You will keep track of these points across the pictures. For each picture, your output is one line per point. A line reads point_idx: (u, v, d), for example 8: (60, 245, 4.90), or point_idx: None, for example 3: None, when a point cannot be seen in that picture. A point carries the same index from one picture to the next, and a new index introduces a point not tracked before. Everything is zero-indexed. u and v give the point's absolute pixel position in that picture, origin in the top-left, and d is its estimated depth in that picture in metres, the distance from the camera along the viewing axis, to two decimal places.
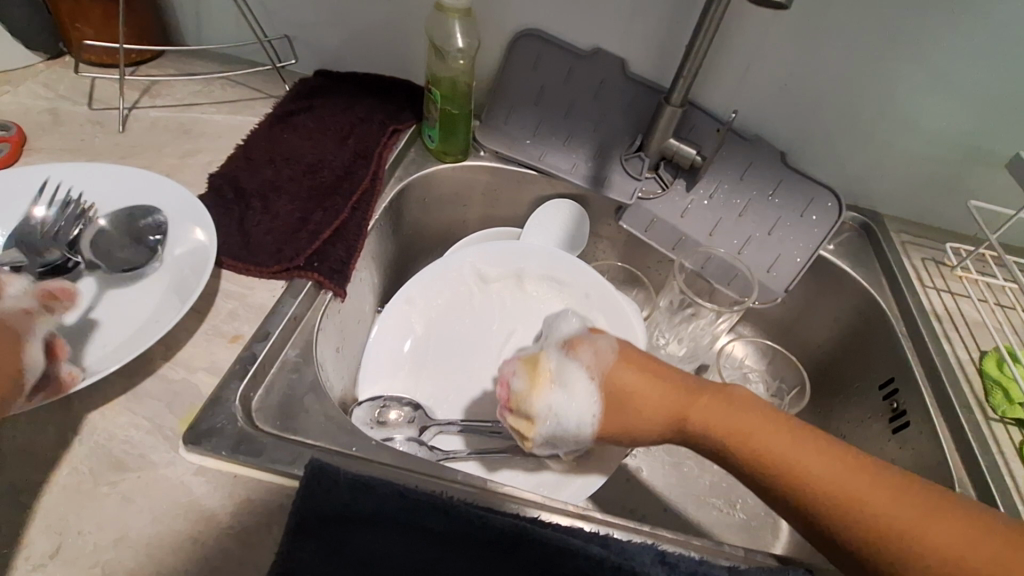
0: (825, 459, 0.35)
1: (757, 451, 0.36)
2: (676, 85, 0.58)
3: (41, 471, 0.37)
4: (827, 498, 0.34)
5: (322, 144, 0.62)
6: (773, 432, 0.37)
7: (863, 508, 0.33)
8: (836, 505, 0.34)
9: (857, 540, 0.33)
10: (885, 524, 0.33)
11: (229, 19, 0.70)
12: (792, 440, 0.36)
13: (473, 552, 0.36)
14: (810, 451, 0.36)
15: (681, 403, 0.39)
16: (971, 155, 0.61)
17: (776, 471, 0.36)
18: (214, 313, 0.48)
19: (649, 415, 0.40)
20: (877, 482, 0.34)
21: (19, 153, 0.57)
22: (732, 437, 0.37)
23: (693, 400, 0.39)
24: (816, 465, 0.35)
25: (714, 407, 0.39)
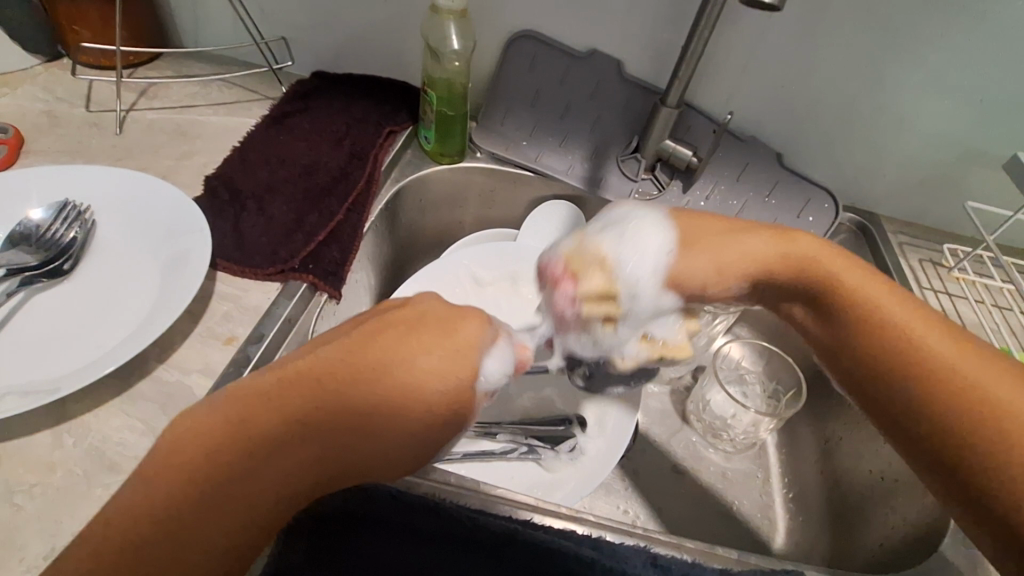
0: (942, 334, 0.38)
1: (874, 318, 0.40)
2: (671, 87, 0.58)
3: (36, 473, 0.38)
4: (935, 359, 0.37)
5: (318, 146, 0.62)
6: (883, 285, 0.41)
7: (911, 340, 0.38)
8: (926, 366, 0.37)
9: (942, 407, 0.36)
10: (924, 356, 0.38)
11: (226, 21, 0.70)
12: (891, 293, 0.41)
13: (461, 553, 0.36)
14: (920, 326, 0.39)
15: (817, 258, 0.43)
16: (968, 157, 0.61)
17: (894, 334, 0.39)
18: (209, 315, 0.48)
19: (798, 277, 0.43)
20: (983, 358, 0.37)
21: (17, 155, 0.58)
22: (854, 296, 0.41)
23: (822, 249, 0.43)
24: (932, 336, 0.38)
25: (870, 281, 0.42)
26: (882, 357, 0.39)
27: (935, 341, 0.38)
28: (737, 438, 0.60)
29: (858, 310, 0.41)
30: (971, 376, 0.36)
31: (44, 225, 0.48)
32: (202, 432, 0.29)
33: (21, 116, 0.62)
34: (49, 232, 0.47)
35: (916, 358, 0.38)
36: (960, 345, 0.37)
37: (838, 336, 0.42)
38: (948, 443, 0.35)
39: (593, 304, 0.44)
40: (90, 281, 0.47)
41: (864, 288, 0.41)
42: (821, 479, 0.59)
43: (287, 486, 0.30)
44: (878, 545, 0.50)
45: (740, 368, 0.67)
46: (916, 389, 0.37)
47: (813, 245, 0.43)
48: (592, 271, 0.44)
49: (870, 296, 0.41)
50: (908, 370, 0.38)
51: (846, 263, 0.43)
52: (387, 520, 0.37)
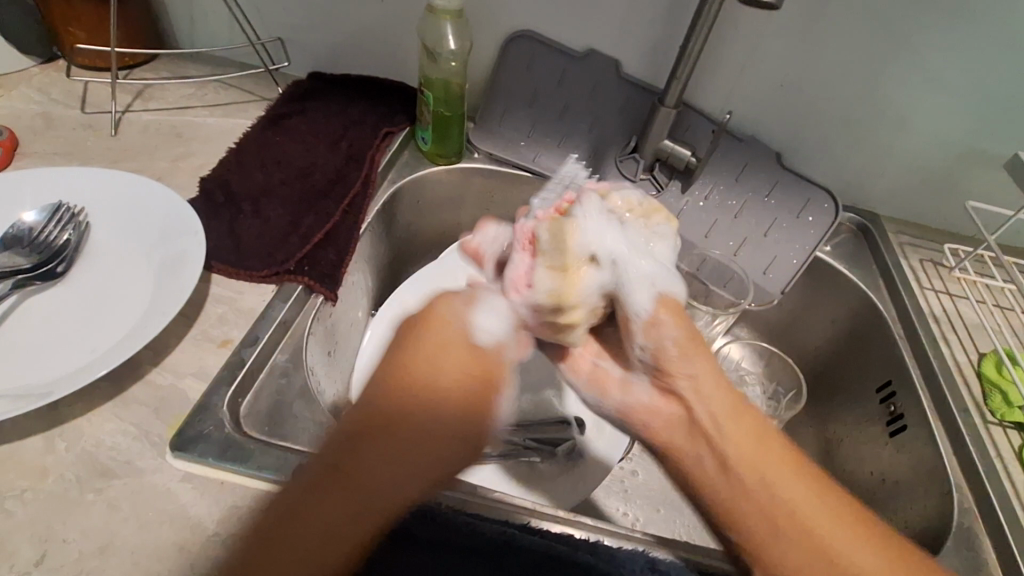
0: (812, 496, 0.36)
1: (761, 459, 0.37)
2: (669, 87, 0.58)
3: (27, 478, 0.37)
4: (803, 523, 0.35)
5: (315, 148, 0.62)
6: (732, 409, 0.39)
7: (785, 529, 0.35)
8: (789, 520, 0.35)
9: (775, 543, 0.35)
10: (798, 516, 0.35)
11: (222, 22, 0.70)
12: (754, 430, 0.38)
13: (459, 559, 0.36)
14: (786, 473, 0.37)
15: (686, 359, 0.40)
16: (969, 156, 0.61)
17: (774, 484, 0.36)
18: (204, 318, 0.48)
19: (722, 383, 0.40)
20: (869, 547, 0.35)
21: (10, 157, 0.57)
22: (734, 425, 0.38)
23: (699, 359, 0.40)
24: (793, 488, 0.36)
25: (735, 419, 0.38)
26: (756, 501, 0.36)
27: (796, 493, 0.36)
28: None
29: (706, 434, 0.38)
30: (839, 552, 0.34)
31: (37, 227, 0.47)
32: (364, 432, 0.33)
33: (16, 118, 0.62)
34: (42, 234, 0.47)
35: (792, 523, 0.35)
36: (869, 550, 0.34)
37: (679, 444, 0.39)
38: (748, 557, 0.35)
39: (552, 270, 0.41)
40: (83, 284, 0.46)
41: (741, 420, 0.38)
42: None
43: (405, 491, 0.33)
44: None
45: (740, 370, 0.66)
46: (754, 538, 0.35)
47: (703, 361, 0.40)
48: (556, 250, 0.41)
49: (727, 426, 0.38)
50: (749, 515, 0.35)
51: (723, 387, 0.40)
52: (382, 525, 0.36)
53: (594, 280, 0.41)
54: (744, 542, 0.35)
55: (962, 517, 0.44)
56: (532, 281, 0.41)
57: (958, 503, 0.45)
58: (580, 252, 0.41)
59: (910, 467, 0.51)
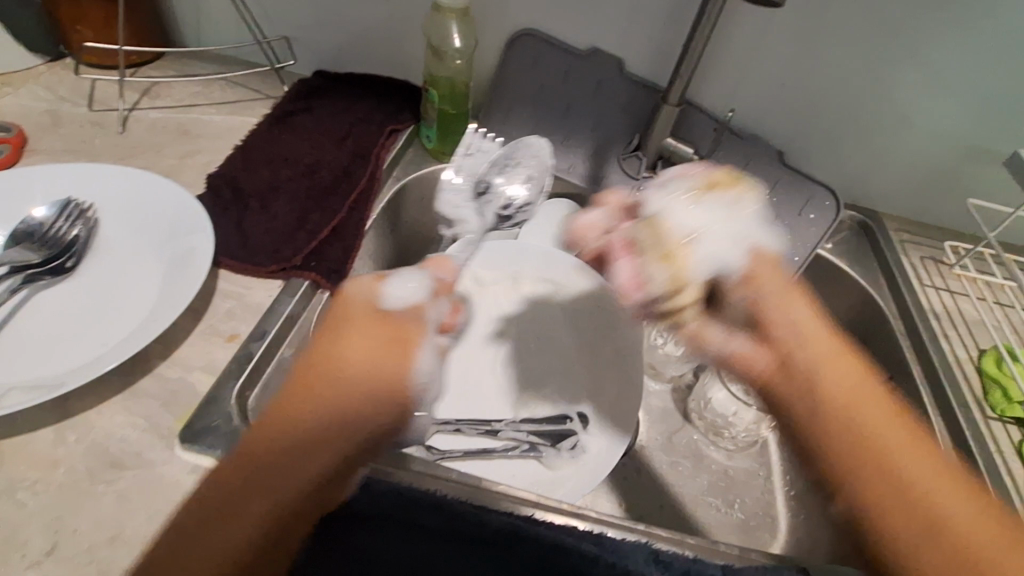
0: (904, 440, 0.35)
1: (847, 402, 0.36)
2: (672, 85, 0.58)
3: (38, 469, 0.38)
4: (888, 466, 0.34)
5: (320, 146, 0.62)
6: (827, 351, 0.38)
7: (879, 441, 0.35)
8: (875, 463, 0.34)
9: (858, 485, 0.34)
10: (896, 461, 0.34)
11: (228, 21, 0.71)
12: (838, 368, 0.37)
13: (465, 549, 0.36)
14: (877, 408, 0.36)
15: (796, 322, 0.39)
16: (970, 154, 0.61)
17: (863, 431, 0.35)
18: (211, 312, 0.48)
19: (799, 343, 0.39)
20: (944, 477, 0.34)
21: (19, 154, 0.58)
22: (821, 371, 0.37)
23: (805, 310, 0.39)
24: (894, 434, 0.35)
25: (831, 353, 0.38)
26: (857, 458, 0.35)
27: (894, 443, 0.35)
28: (738, 436, 0.60)
29: (809, 418, 0.37)
30: (920, 487, 0.33)
31: (47, 222, 0.48)
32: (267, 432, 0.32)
33: (24, 115, 0.63)
34: (52, 229, 0.47)
35: (880, 467, 0.34)
36: (941, 475, 0.34)
37: (795, 408, 0.37)
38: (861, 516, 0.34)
39: (659, 262, 0.39)
40: (93, 279, 0.47)
41: (838, 369, 0.37)
42: None
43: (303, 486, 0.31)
44: None
45: None
46: (872, 498, 0.34)
47: (812, 316, 0.39)
48: (654, 242, 0.39)
49: (830, 387, 0.37)
50: (864, 475, 0.34)
51: (823, 344, 0.38)
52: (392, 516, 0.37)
53: (707, 267, 0.39)
54: (862, 496, 0.34)
55: None
56: (644, 274, 0.39)
57: None
58: (677, 236, 0.39)
59: None
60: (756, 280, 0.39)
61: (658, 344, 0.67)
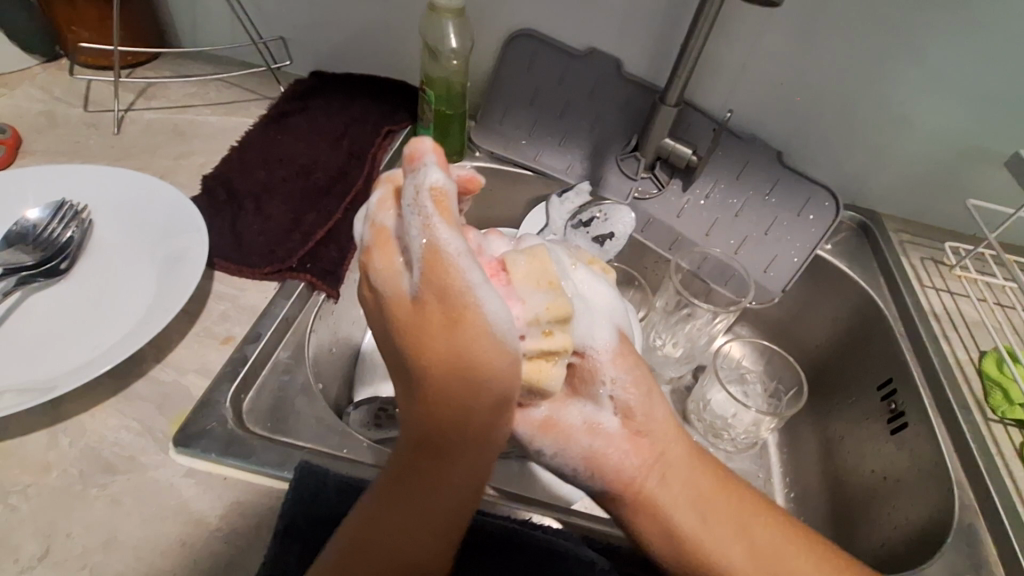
0: (772, 526, 0.36)
1: (713, 506, 0.36)
2: (670, 85, 0.58)
3: (30, 473, 0.37)
4: (783, 567, 0.35)
5: (316, 147, 0.62)
6: (713, 484, 0.36)
7: (705, 555, 0.35)
8: (767, 567, 0.35)
9: None
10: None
11: (224, 21, 0.70)
12: (725, 495, 0.36)
13: (462, 554, 0.36)
14: (745, 517, 0.36)
15: (664, 442, 0.36)
16: (970, 154, 0.61)
17: (709, 541, 0.35)
18: (206, 314, 0.48)
19: (674, 447, 0.36)
20: (826, 562, 0.36)
21: (14, 155, 0.58)
22: (675, 472, 0.36)
23: (677, 442, 0.36)
24: (763, 526, 0.36)
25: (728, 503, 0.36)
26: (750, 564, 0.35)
27: (764, 535, 0.36)
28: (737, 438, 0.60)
29: (694, 532, 0.35)
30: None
31: (41, 224, 0.48)
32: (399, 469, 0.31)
33: (19, 116, 0.62)
34: (46, 231, 0.47)
35: (762, 574, 0.35)
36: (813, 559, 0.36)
37: (653, 536, 0.35)
38: None
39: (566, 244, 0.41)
40: (86, 281, 0.46)
41: (676, 463, 0.36)
42: (823, 480, 0.58)
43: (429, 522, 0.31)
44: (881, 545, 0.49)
45: (740, 367, 0.67)
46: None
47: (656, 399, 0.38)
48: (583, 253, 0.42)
49: (676, 467, 0.36)
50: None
51: (683, 441, 0.37)
52: None
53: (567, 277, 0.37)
54: None
55: (963, 514, 0.44)
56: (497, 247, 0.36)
57: (959, 499, 0.45)
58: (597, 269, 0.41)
59: (911, 464, 0.51)
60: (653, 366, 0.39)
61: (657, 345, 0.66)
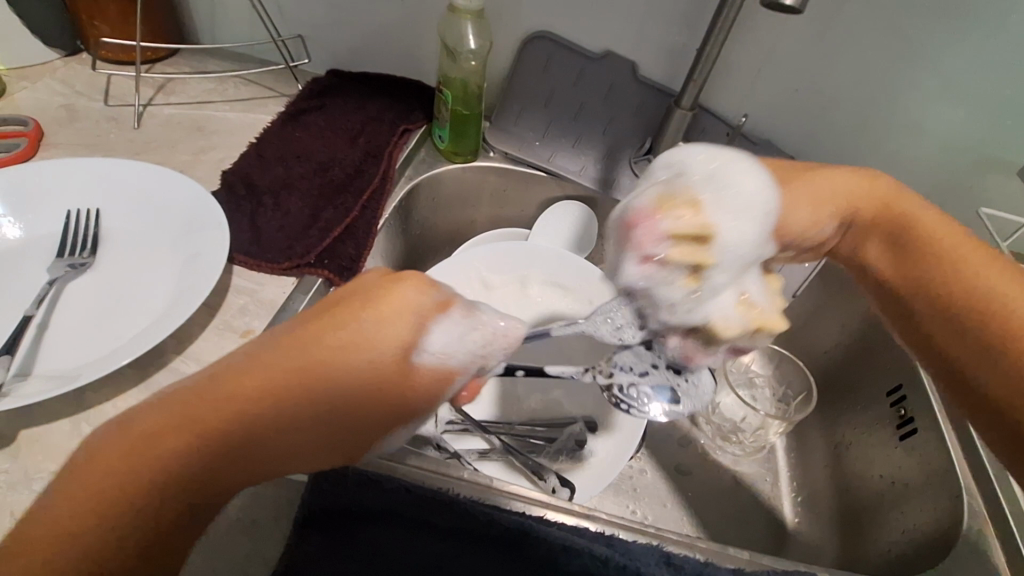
0: (1001, 273, 0.40)
1: (947, 249, 0.41)
2: (686, 89, 0.58)
3: (54, 460, 0.38)
4: (968, 310, 0.40)
5: (334, 143, 0.63)
6: (976, 253, 0.41)
7: (959, 274, 0.41)
8: (977, 307, 0.39)
9: (945, 321, 0.41)
10: (978, 299, 0.40)
11: (243, 19, 0.71)
12: (975, 251, 0.41)
13: (478, 550, 0.36)
14: (974, 255, 0.41)
15: (939, 228, 0.42)
16: (984, 162, 0.61)
17: (921, 255, 0.42)
18: (225, 308, 0.48)
19: (937, 233, 0.42)
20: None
21: (36, 147, 0.58)
22: (906, 222, 0.43)
23: (953, 224, 0.43)
24: (983, 265, 0.40)
25: (966, 244, 0.42)
26: (889, 250, 0.44)
27: (965, 254, 0.41)
28: (746, 441, 0.61)
29: (862, 231, 0.45)
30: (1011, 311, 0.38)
31: (74, 225, 0.49)
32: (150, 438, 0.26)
33: (41, 110, 0.63)
34: (79, 233, 0.48)
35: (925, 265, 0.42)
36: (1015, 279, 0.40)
37: (925, 273, 0.42)
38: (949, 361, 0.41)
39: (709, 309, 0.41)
40: (110, 272, 0.47)
41: (910, 207, 0.43)
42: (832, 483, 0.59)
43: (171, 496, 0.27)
44: (887, 549, 0.50)
45: (749, 371, 0.67)
46: (954, 302, 0.40)
47: (835, 181, 0.43)
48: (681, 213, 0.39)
49: (919, 215, 0.43)
50: (937, 322, 0.41)
51: (879, 188, 0.43)
52: (400, 513, 0.37)
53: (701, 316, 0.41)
54: (925, 303, 0.42)
55: (972, 521, 0.45)
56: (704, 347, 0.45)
57: (969, 505, 0.46)
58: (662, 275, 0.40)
59: (920, 471, 0.51)
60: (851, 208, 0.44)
61: None
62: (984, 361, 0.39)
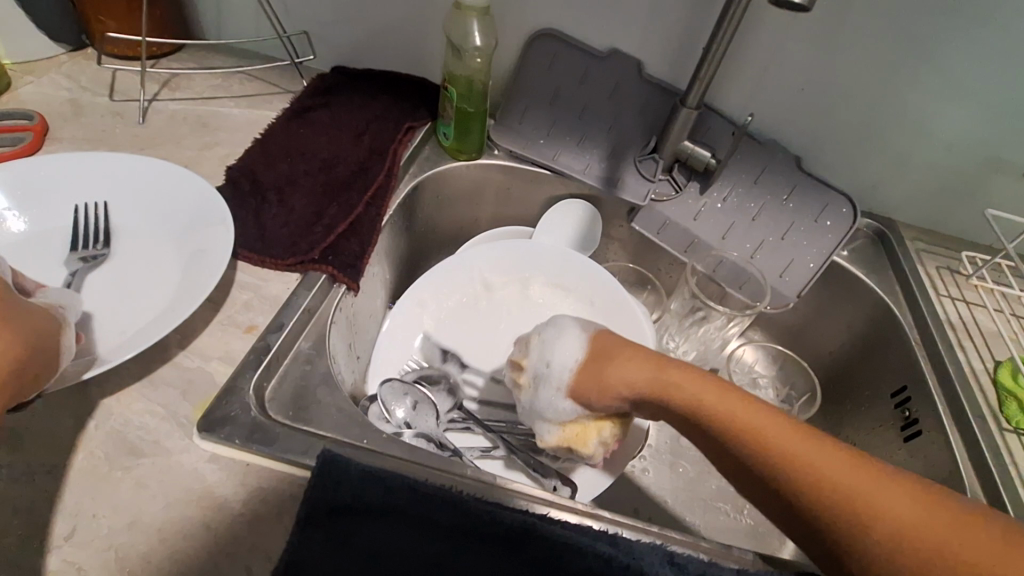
0: (799, 437, 0.36)
1: (727, 432, 0.38)
2: (692, 88, 0.58)
3: (58, 455, 0.38)
4: (845, 501, 0.33)
5: (338, 141, 0.63)
6: (752, 415, 0.38)
7: (762, 447, 0.36)
8: (815, 492, 0.34)
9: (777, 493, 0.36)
10: (825, 487, 0.34)
11: (249, 15, 0.71)
12: (745, 407, 0.38)
13: (486, 547, 0.36)
14: (773, 429, 0.37)
15: (690, 390, 0.40)
16: (990, 163, 0.61)
17: (721, 438, 0.38)
18: (229, 304, 0.48)
19: (689, 394, 0.40)
20: (858, 469, 0.34)
21: (41, 141, 0.58)
22: (678, 390, 0.40)
23: (702, 382, 0.40)
24: (768, 430, 0.37)
25: (745, 409, 0.38)
26: (700, 388, 0.40)
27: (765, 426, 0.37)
28: None
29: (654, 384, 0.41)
30: (873, 507, 0.33)
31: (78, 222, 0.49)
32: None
33: (46, 104, 0.63)
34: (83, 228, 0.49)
35: (763, 449, 0.36)
36: (816, 445, 0.36)
37: (717, 433, 0.38)
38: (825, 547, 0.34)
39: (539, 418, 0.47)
40: (113, 268, 0.47)
41: (686, 388, 0.40)
42: None
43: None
44: None
45: (752, 372, 0.67)
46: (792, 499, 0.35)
47: (645, 359, 0.43)
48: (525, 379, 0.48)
49: (694, 396, 0.39)
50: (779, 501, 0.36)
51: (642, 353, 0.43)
52: (407, 511, 0.36)
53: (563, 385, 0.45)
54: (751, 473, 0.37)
55: None
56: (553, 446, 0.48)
57: None
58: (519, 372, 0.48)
59: (924, 471, 0.51)
60: (609, 364, 0.43)
61: (670, 346, 0.66)
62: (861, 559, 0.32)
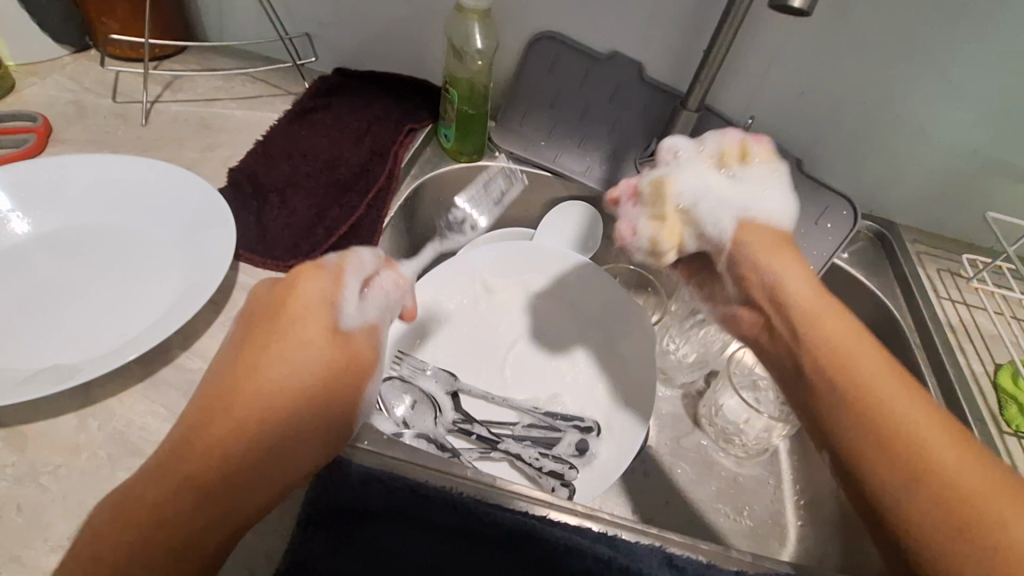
0: (911, 400, 0.38)
1: (841, 362, 0.41)
2: (692, 91, 0.58)
3: (61, 455, 0.38)
4: (914, 457, 0.35)
5: (340, 142, 0.63)
6: (869, 363, 0.40)
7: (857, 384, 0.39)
8: (893, 440, 0.36)
9: (855, 429, 0.38)
10: (909, 437, 0.36)
11: (251, 17, 0.71)
12: (867, 360, 0.41)
13: (485, 548, 0.37)
14: (886, 379, 0.39)
15: (809, 329, 0.43)
16: (990, 165, 0.61)
17: (827, 364, 0.41)
18: (231, 304, 0.49)
19: (830, 326, 0.43)
20: (952, 440, 0.36)
21: (45, 143, 0.59)
22: (813, 330, 0.43)
23: (833, 323, 0.43)
24: (883, 380, 0.39)
25: (870, 356, 0.41)
26: (827, 329, 0.43)
27: (903, 406, 0.38)
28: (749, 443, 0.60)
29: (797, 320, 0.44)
30: (954, 472, 0.34)
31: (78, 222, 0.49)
32: None
33: (50, 106, 0.64)
34: None
35: (866, 393, 0.39)
36: (924, 409, 0.37)
37: (825, 363, 0.41)
38: (865, 488, 0.37)
39: (652, 219, 0.50)
40: (115, 269, 0.47)
41: (830, 327, 0.43)
42: None
43: None
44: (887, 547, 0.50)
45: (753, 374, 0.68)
46: (868, 449, 0.37)
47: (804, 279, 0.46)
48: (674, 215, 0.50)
49: (834, 330, 0.42)
50: (856, 430, 0.38)
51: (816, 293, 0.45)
52: (407, 512, 0.37)
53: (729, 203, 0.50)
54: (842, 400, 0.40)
55: None
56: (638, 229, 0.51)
57: None
58: (677, 202, 0.50)
59: None
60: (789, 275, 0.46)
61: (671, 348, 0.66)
62: (908, 508, 0.34)
